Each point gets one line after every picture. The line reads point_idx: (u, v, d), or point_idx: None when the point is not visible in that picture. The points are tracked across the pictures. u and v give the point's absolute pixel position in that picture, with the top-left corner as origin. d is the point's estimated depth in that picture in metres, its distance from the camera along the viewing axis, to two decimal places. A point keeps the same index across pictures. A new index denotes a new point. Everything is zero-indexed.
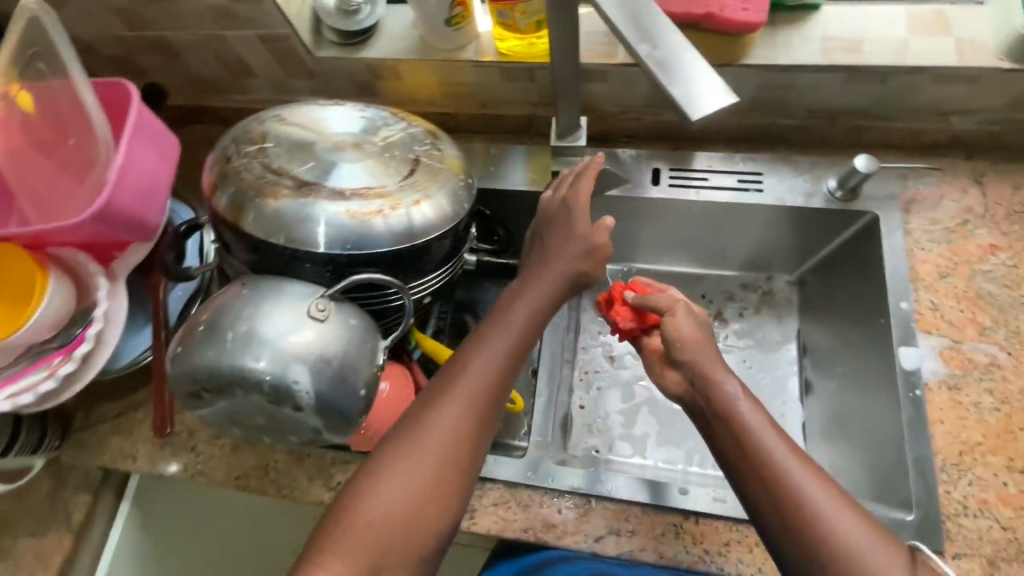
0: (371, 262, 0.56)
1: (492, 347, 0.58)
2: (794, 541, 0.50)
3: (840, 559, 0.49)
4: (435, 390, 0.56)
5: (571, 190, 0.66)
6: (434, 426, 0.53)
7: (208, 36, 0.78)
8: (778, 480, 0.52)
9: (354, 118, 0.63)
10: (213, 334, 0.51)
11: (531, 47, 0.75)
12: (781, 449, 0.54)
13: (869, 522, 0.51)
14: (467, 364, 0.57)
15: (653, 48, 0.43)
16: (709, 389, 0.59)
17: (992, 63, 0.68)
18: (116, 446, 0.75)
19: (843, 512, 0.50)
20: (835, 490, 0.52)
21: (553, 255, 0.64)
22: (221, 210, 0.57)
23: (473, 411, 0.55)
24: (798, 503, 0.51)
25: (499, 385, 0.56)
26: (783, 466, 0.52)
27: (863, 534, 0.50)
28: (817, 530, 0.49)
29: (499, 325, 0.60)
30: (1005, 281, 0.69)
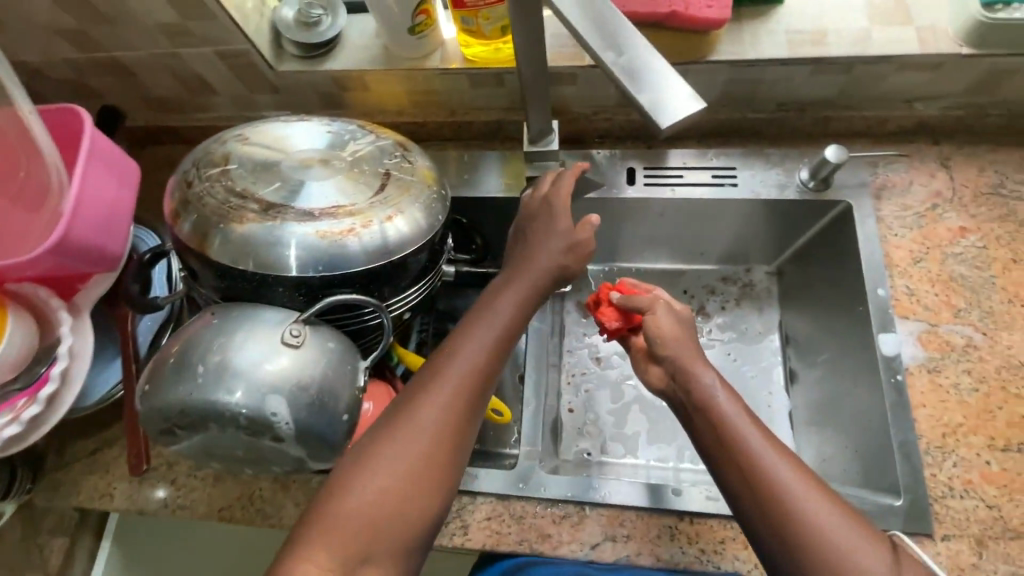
0: (346, 282, 0.55)
1: (474, 342, 0.56)
2: (774, 534, 0.50)
3: (818, 550, 0.48)
4: (416, 386, 0.54)
5: (554, 188, 0.67)
6: (416, 421, 0.52)
7: (163, 54, 0.76)
8: (756, 472, 0.52)
9: (320, 134, 0.61)
10: (183, 369, 0.49)
11: (498, 52, 0.74)
12: (759, 441, 0.54)
13: (849, 512, 0.50)
14: (450, 359, 0.55)
15: (618, 55, 0.42)
16: (689, 385, 0.59)
17: (952, 49, 0.68)
18: (91, 485, 0.72)
19: (821, 501, 0.50)
20: (814, 481, 0.52)
21: (535, 253, 0.63)
22: (185, 237, 0.55)
23: (456, 406, 0.53)
24: (777, 494, 0.51)
25: (483, 379, 0.55)
26: (760, 458, 0.52)
27: (843, 525, 0.49)
28: (795, 519, 0.49)
29: (482, 318, 0.59)
30: (976, 262, 0.71)
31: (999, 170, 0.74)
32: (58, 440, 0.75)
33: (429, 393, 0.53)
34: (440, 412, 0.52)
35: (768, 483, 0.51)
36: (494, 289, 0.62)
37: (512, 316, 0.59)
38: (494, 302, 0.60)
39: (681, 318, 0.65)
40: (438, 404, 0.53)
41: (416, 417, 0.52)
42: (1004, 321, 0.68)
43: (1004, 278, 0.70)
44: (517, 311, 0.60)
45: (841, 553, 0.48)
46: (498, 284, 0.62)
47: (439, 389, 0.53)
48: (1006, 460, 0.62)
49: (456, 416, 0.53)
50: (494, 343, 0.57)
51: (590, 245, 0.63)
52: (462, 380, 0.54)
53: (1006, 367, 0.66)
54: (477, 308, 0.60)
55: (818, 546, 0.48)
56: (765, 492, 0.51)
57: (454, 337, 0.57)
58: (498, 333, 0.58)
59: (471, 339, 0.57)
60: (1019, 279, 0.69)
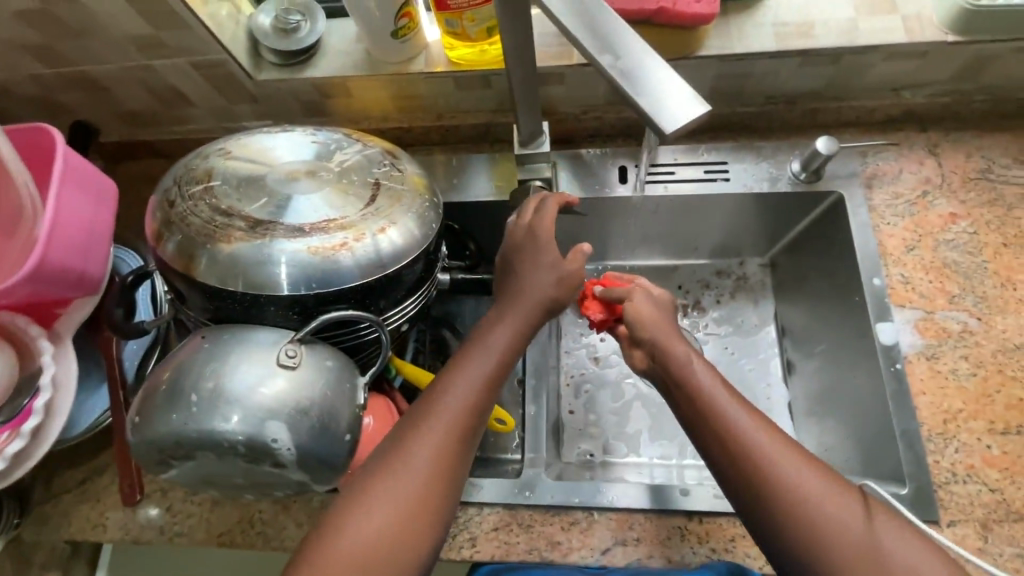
0: (341, 298, 0.53)
1: (474, 369, 0.55)
2: (749, 496, 0.50)
3: (791, 511, 0.48)
4: (415, 415, 0.53)
5: (537, 216, 0.63)
6: (408, 459, 0.50)
7: (136, 67, 0.73)
8: (730, 437, 0.52)
9: (305, 145, 0.59)
10: (175, 397, 0.47)
11: (483, 53, 0.73)
12: (735, 407, 0.54)
13: (825, 472, 0.50)
14: (443, 393, 0.53)
15: (615, 58, 0.41)
16: (667, 361, 0.58)
17: (937, 37, 0.69)
18: (82, 515, 0.70)
19: (796, 462, 0.50)
20: (790, 445, 0.52)
21: (529, 271, 0.61)
22: (169, 258, 0.53)
23: (450, 442, 0.51)
24: (751, 458, 0.51)
25: (477, 413, 0.53)
26: (734, 424, 0.53)
27: (818, 485, 0.49)
28: (768, 481, 0.50)
29: (476, 349, 0.56)
30: (968, 248, 0.71)
31: (985, 156, 0.75)
32: (45, 471, 0.72)
33: (422, 429, 0.51)
34: (433, 449, 0.51)
35: (742, 447, 0.52)
36: (490, 317, 0.60)
37: (507, 344, 0.57)
38: (489, 331, 0.58)
39: (660, 304, 0.65)
40: (431, 440, 0.51)
41: (409, 455, 0.50)
42: (998, 305, 0.68)
43: (995, 262, 0.70)
44: (514, 339, 0.58)
45: (815, 515, 0.48)
46: (496, 311, 0.60)
47: (432, 423, 0.52)
48: (1006, 443, 0.62)
49: (450, 452, 0.51)
50: (489, 376, 0.55)
51: (579, 276, 0.61)
52: (455, 416, 0.52)
53: (1001, 351, 0.66)
54: (471, 337, 0.59)
55: (792, 507, 0.49)
56: (740, 456, 0.51)
57: (450, 370, 0.55)
58: (493, 364, 0.55)
59: (464, 370, 0.55)
60: (1010, 263, 0.70)
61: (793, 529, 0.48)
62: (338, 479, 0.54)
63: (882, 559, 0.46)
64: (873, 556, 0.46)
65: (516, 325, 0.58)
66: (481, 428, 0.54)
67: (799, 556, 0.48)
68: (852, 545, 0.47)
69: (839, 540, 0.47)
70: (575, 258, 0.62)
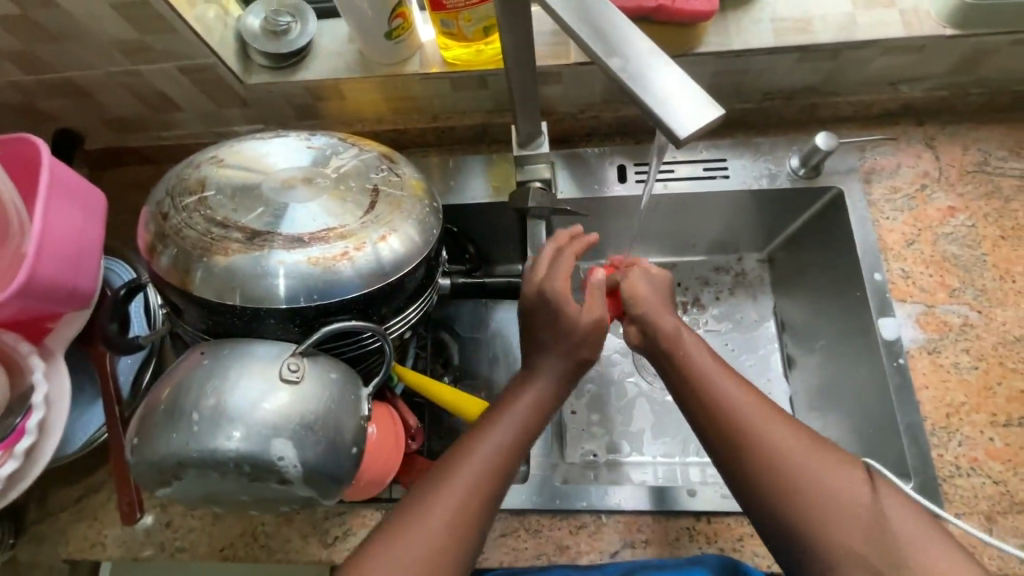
0: (343, 309, 0.52)
1: (501, 431, 0.54)
2: (730, 458, 0.52)
3: (769, 470, 0.50)
4: (438, 473, 0.52)
5: (552, 274, 0.60)
6: (425, 524, 0.49)
7: (121, 72, 0.71)
8: (713, 403, 0.54)
9: (301, 151, 0.58)
10: (175, 416, 0.46)
11: (479, 53, 0.71)
12: (718, 374, 0.55)
13: (805, 433, 0.52)
14: (464, 460, 0.52)
15: (624, 62, 0.40)
16: (656, 334, 0.59)
17: (935, 31, 0.68)
18: (80, 533, 0.68)
19: (777, 425, 0.52)
20: (771, 410, 0.53)
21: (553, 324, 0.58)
22: (163, 271, 0.51)
23: (469, 508, 0.50)
24: (733, 421, 0.52)
25: (498, 479, 0.52)
26: (715, 390, 0.54)
27: (798, 446, 0.51)
28: (748, 443, 0.51)
29: (505, 414, 0.56)
30: (967, 241, 0.71)
31: (982, 148, 0.75)
32: (40, 489, 0.70)
33: (440, 496, 0.50)
34: (452, 515, 0.50)
35: (725, 411, 0.53)
36: (516, 383, 0.58)
37: (531, 407, 0.56)
38: (516, 396, 0.57)
39: (660, 284, 0.63)
40: (451, 504, 0.50)
41: (426, 520, 0.49)
42: (997, 298, 0.69)
43: (994, 255, 0.71)
44: (539, 404, 0.57)
45: (795, 477, 0.49)
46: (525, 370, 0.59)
47: (450, 488, 0.51)
48: (1008, 435, 0.63)
49: (467, 517, 0.50)
50: (511, 444, 0.54)
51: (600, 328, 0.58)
52: (477, 482, 0.51)
53: (1002, 343, 0.67)
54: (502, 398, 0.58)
55: (770, 467, 0.50)
56: (722, 421, 0.53)
57: (474, 433, 0.55)
58: (517, 428, 0.55)
59: (489, 438, 0.54)
60: (1008, 255, 0.70)
61: (772, 489, 0.49)
62: (343, 492, 0.53)
63: (857, 516, 0.48)
64: (850, 515, 0.48)
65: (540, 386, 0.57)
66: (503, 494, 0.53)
67: (779, 517, 0.49)
68: (829, 505, 0.48)
69: (818, 500, 0.48)
70: (592, 303, 0.59)
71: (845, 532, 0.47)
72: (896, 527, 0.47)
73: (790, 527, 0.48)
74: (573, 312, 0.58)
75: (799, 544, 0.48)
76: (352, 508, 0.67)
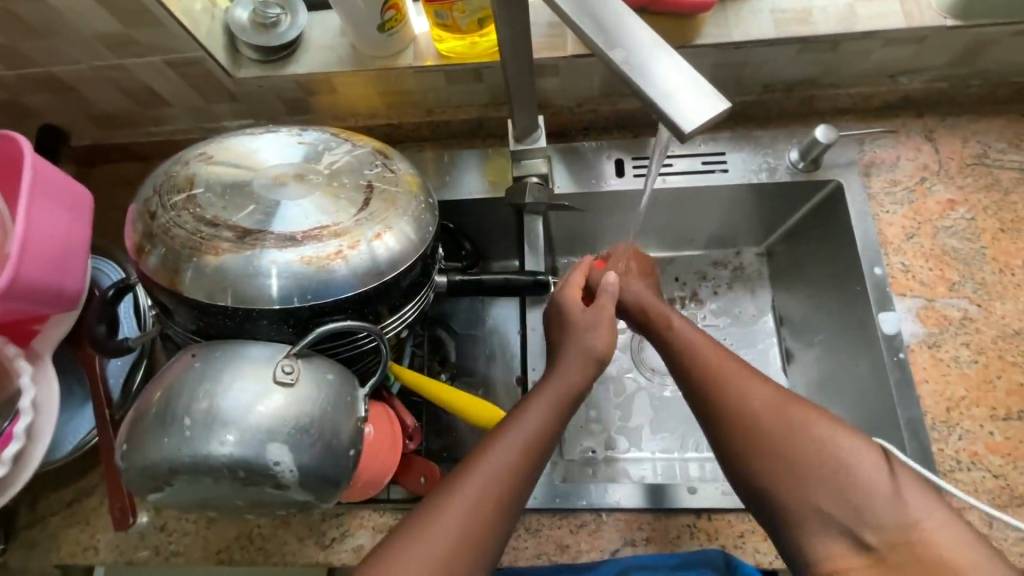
0: (338, 309, 0.51)
1: (518, 427, 0.54)
2: (708, 415, 0.55)
3: (743, 425, 0.53)
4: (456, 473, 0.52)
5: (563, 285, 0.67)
6: (444, 516, 0.49)
7: (105, 66, 0.69)
8: (692, 365, 0.58)
9: (292, 147, 0.56)
10: (166, 420, 0.45)
11: (474, 46, 0.70)
12: (699, 340, 0.59)
13: (780, 391, 0.53)
14: (470, 476, 0.51)
15: (626, 54, 0.39)
16: (648, 312, 0.65)
17: (936, 22, 0.68)
18: (72, 538, 0.67)
19: (752, 384, 0.54)
20: (749, 371, 0.56)
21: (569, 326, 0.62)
22: (151, 272, 0.50)
23: (476, 525, 0.49)
24: (710, 380, 0.56)
25: (507, 495, 0.51)
26: (694, 354, 0.58)
27: (772, 403, 0.53)
28: (723, 399, 0.54)
29: (513, 430, 0.54)
30: (967, 234, 0.71)
31: (981, 141, 0.75)
32: (30, 493, 0.69)
33: (444, 513, 0.49)
34: (459, 532, 0.48)
35: (703, 371, 0.56)
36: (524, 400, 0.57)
37: (542, 423, 0.55)
38: (524, 411, 0.55)
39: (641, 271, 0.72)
40: (456, 521, 0.48)
41: (431, 537, 0.48)
42: (996, 291, 0.68)
43: (993, 248, 0.70)
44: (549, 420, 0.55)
45: (767, 431, 0.52)
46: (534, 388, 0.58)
47: (455, 505, 0.49)
48: (1008, 429, 0.63)
49: (481, 521, 0.49)
50: (519, 459, 0.52)
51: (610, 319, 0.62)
52: (483, 498, 0.50)
53: (1002, 337, 0.66)
54: (510, 413, 0.56)
55: (743, 422, 0.53)
56: (700, 381, 0.56)
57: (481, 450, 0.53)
58: (525, 442, 0.53)
59: (495, 454, 0.52)
60: (1008, 248, 0.70)
61: (745, 442, 0.52)
62: (340, 496, 0.52)
63: (828, 468, 0.49)
64: (820, 467, 0.49)
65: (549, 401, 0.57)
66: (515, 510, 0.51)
67: (753, 469, 0.51)
68: (801, 458, 0.50)
69: (789, 453, 0.50)
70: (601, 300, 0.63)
71: (815, 484, 0.49)
72: (867, 480, 0.48)
73: (764, 479, 0.51)
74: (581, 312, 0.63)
75: (772, 496, 0.50)
76: (349, 509, 0.66)
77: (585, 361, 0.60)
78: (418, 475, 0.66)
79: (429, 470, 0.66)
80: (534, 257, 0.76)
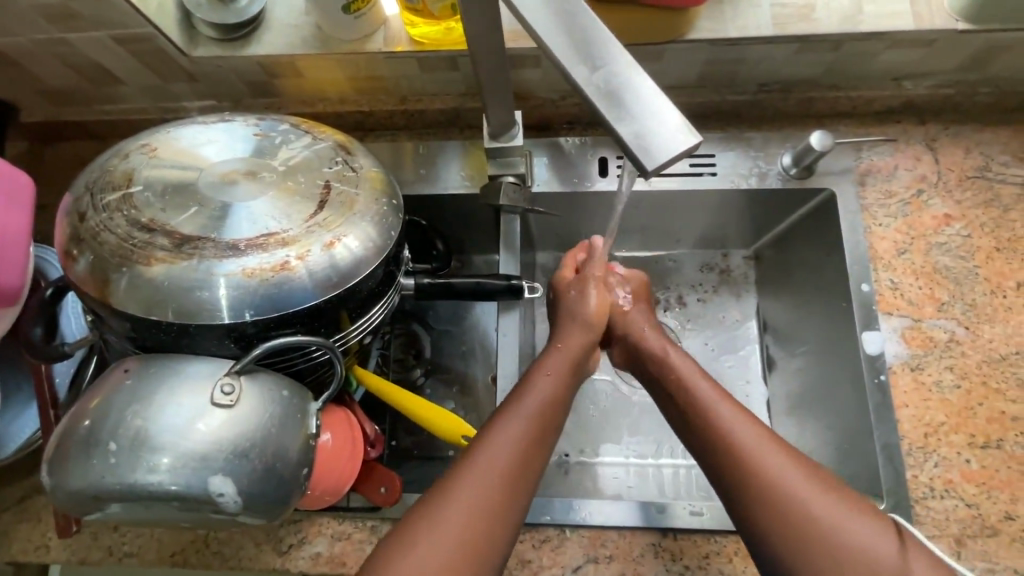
0: (287, 323, 0.47)
1: (547, 376, 0.55)
2: (760, 518, 0.48)
3: (782, 516, 0.47)
4: (504, 403, 0.53)
5: (572, 306, 0.63)
6: (505, 438, 0.49)
7: (46, 40, 0.63)
8: (735, 453, 0.50)
9: (244, 139, 0.52)
10: (92, 443, 0.42)
11: (449, 32, 0.65)
12: (736, 419, 0.52)
13: (825, 487, 0.48)
14: (517, 410, 0.52)
15: (592, 73, 0.35)
16: (646, 354, 0.63)
17: (947, 25, 0.64)
18: (23, 535, 0.65)
19: (803, 476, 0.48)
20: (802, 463, 0.50)
21: (570, 321, 0.62)
22: (81, 278, 0.47)
23: (494, 509, 0.46)
24: (758, 475, 0.49)
25: (519, 483, 0.48)
26: (737, 440, 0.51)
27: (803, 475, 0.48)
28: (756, 480, 0.49)
29: (512, 420, 0.51)
30: (960, 251, 0.68)
31: (984, 152, 0.71)
32: None
33: (440, 521, 0.45)
34: (471, 522, 0.45)
35: (746, 456, 0.50)
36: (514, 391, 0.54)
37: (544, 406, 0.53)
38: (521, 400, 0.53)
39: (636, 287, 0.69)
40: (463, 515, 0.45)
41: (451, 519, 0.45)
42: (986, 313, 0.66)
43: (987, 268, 0.67)
44: (549, 402, 0.54)
45: (802, 513, 0.47)
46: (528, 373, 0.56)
47: (466, 496, 0.46)
48: (985, 458, 0.61)
49: (534, 455, 0.50)
50: (533, 433, 0.51)
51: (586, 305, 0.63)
52: (493, 490, 0.47)
53: (986, 361, 0.64)
54: (507, 400, 0.54)
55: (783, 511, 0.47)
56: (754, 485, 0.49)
57: (480, 439, 0.50)
58: (546, 399, 0.53)
59: (486, 451, 0.48)
60: (1002, 268, 0.67)
61: (772, 530, 0.47)
62: (287, 514, 0.49)
63: (868, 566, 0.45)
64: (850, 542, 0.45)
65: (548, 378, 0.55)
66: (523, 502, 0.48)
67: (785, 561, 0.46)
68: (827, 534, 0.46)
69: (826, 546, 0.46)
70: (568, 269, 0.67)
71: (839, 556, 0.45)
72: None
73: (780, 553, 0.47)
74: (574, 302, 0.64)
75: (784, 564, 0.46)
76: (308, 515, 0.64)
77: (580, 331, 0.61)
78: (379, 484, 0.63)
79: (390, 479, 0.63)
80: (512, 260, 0.71)
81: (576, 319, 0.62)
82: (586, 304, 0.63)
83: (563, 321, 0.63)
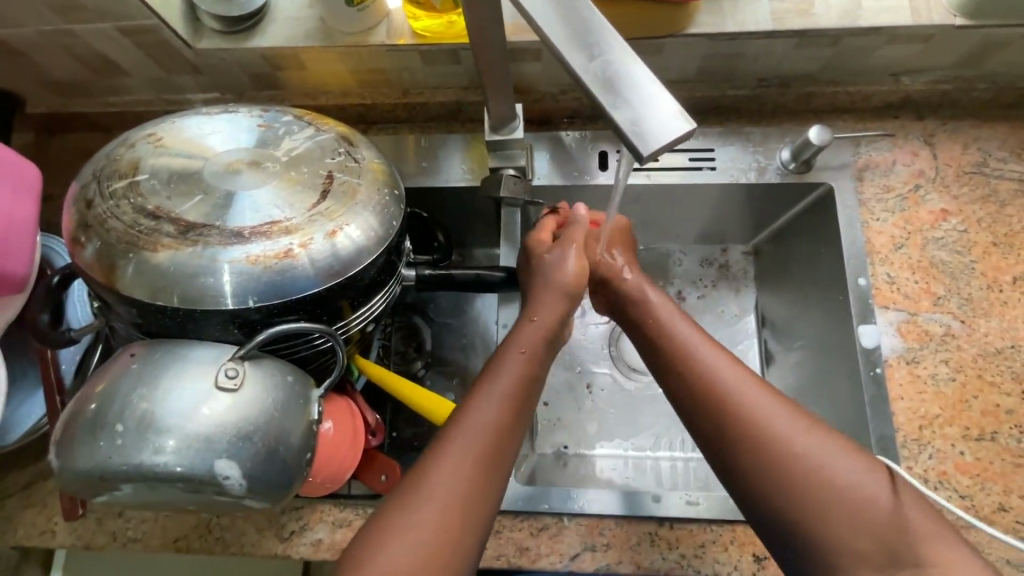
0: (290, 310, 0.48)
1: (524, 349, 0.56)
2: (756, 477, 0.48)
3: (778, 474, 0.47)
4: (478, 381, 0.54)
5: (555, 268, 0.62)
6: (482, 415, 0.50)
7: (52, 31, 0.64)
8: (728, 414, 0.50)
9: (248, 129, 0.53)
10: (99, 426, 0.43)
11: (451, 25, 0.66)
12: (726, 378, 0.52)
13: (823, 440, 0.48)
14: (495, 385, 0.52)
15: (590, 61, 0.36)
16: (645, 314, 0.62)
17: (945, 20, 0.64)
18: (29, 520, 0.66)
19: (801, 431, 0.48)
20: (799, 419, 0.49)
21: (545, 288, 0.61)
22: (87, 264, 0.48)
23: (473, 485, 0.47)
24: (751, 434, 0.49)
25: (498, 453, 0.49)
26: (730, 398, 0.51)
27: (801, 430, 0.48)
28: (750, 440, 0.49)
29: (487, 397, 0.51)
30: (957, 246, 0.69)
31: (981, 148, 0.72)
32: None
33: (420, 502, 0.46)
34: (450, 500, 0.46)
35: (737, 416, 0.50)
36: (488, 368, 0.54)
37: (520, 378, 0.53)
38: (495, 376, 0.53)
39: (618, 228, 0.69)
40: (442, 496, 0.46)
41: (431, 498, 0.46)
42: (982, 308, 0.66)
43: (983, 262, 0.68)
44: (527, 375, 0.54)
45: (799, 467, 0.47)
46: (500, 351, 0.56)
47: (444, 475, 0.47)
48: (979, 450, 0.61)
49: (513, 427, 0.51)
50: (511, 405, 0.51)
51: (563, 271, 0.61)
52: (472, 464, 0.48)
53: (982, 355, 0.65)
54: (482, 377, 0.54)
55: (778, 468, 0.47)
56: (749, 445, 0.49)
57: (456, 421, 0.50)
58: (522, 373, 0.54)
59: (463, 430, 0.49)
60: (998, 263, 0.68)
61: (769, 489, 0.47)
62: (286, 500, 0.50)
63: (871, 517, 0.45)
64: (850, 495, 0.45)
65: (524, 351, 0.56)
66: (502, 471, 0.49)
67: (782, 519, 0.47)
68: (824, 490, 0.46)
69: (816, 501, 0.46)
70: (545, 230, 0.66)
71: (840, 511, 0.45)
72: (902, 518, 0.45)
73: (779, 513, 0.47)
74: (552, 263, 0.62)
75: (786, 524, 0.46)
76: (309, 502, 0.65)
77: (559, 297, 0.60)
78: (380, 472, 0.65)
79: (390, 467, 0.65)
80: (512, 252, 0.72)
81: (552, 288, 0.60)
82: (563, 270, 0.61)
83: (539, 286, 0.61)
